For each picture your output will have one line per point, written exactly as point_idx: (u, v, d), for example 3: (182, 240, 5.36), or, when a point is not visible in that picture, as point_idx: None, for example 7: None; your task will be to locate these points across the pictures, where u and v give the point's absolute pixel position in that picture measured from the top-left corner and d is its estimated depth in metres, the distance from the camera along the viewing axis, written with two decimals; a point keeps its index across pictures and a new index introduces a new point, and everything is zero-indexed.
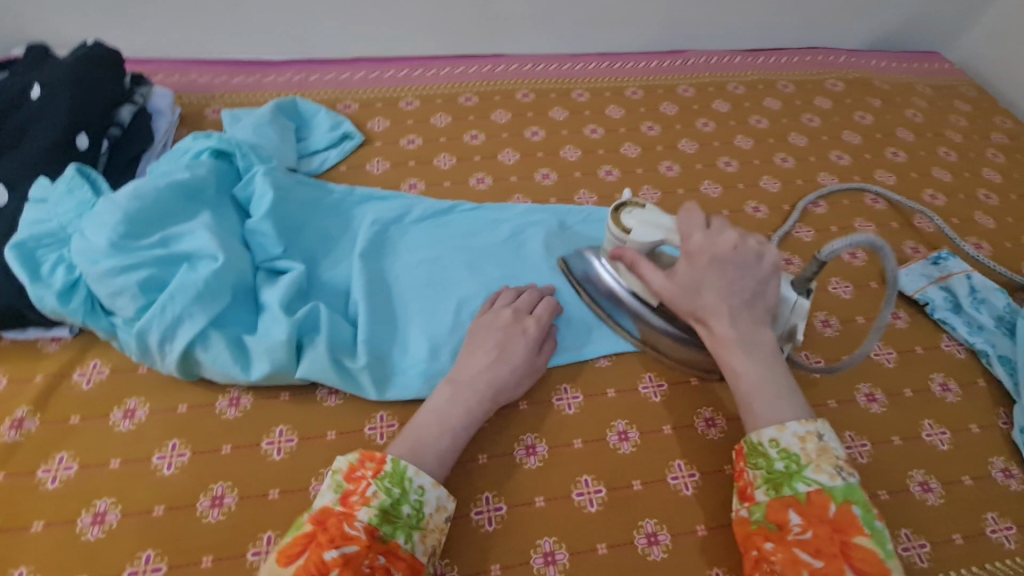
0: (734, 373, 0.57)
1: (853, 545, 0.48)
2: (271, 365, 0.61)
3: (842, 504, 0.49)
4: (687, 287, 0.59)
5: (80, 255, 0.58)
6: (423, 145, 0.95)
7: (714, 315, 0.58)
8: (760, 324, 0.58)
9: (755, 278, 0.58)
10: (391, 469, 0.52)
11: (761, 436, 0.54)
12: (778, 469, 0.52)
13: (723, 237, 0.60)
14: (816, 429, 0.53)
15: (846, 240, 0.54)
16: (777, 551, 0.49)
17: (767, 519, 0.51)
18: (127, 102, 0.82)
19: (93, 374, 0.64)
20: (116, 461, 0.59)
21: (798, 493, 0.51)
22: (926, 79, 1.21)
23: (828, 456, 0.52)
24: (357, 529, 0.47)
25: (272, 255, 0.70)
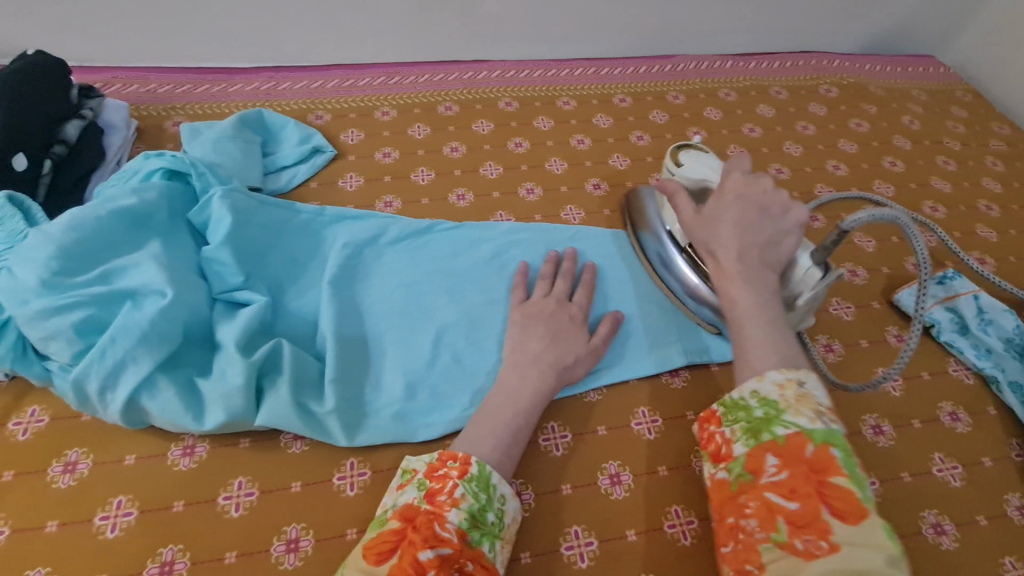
0: (730, 301, 0.54)
1: (830, 486, 0.42)
2: (227, 413, 0.55)
3: (821, 445, 0.44)
4: (708, 219, 0.58)
5: (7, 295, 0.52)
6: (400, 159, 0.89)
7: (725, 249, 0.55)
8: (768, 266, 0.55)
9: (777, 225, 0.56)
10: (477, 473, 0.51)
11: (741, 391, 0.50)
12: (757, 417, 0.48)
13: (760, 183, 0.58)
14: (797, 376, 0.49)
15: (870, 212, 0.54)
16: (752, 501, 0.45)
17: (745, 471, 0.47)
18: (75, 117, 0.75)
19: (31, 422, 0.58)
20: (53, 523, 0.53)
21: (778, 437, 0.46)
22: (921, 84, 1.18)
23: (809, 402, 0.47)
24: (450, 532, 0.47)
25: (231, 285, 0.64)
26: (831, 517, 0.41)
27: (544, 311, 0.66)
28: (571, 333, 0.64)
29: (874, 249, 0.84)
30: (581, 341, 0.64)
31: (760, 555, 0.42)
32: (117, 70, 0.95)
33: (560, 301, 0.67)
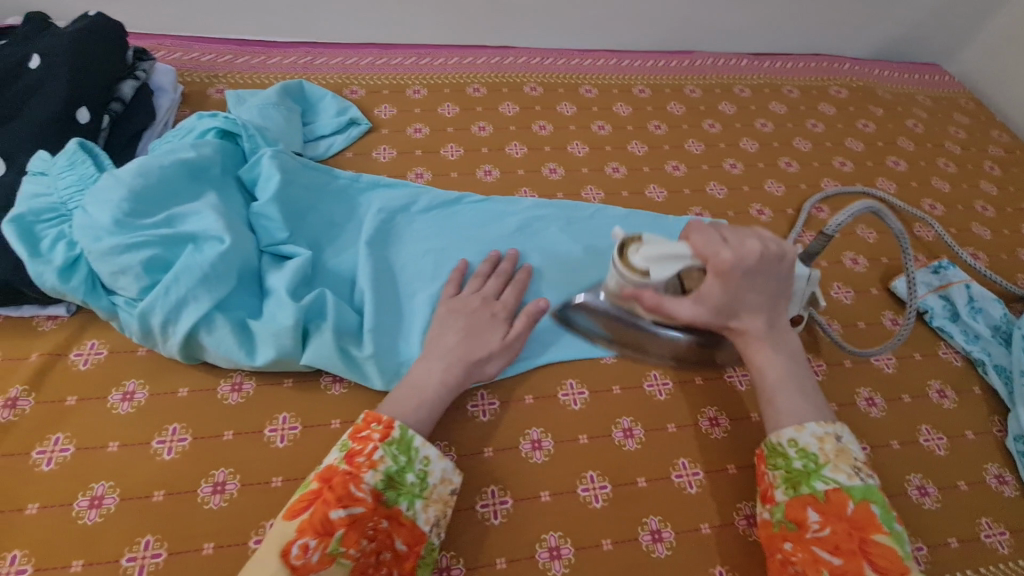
0: (760, 369, 0.58)
1: (872, 543, 0.49)
2: (277, 351, 0.60)
3: (861, 502, 0.51)
4: (722, 308, 0.57)
5: (82, 232, 0.56)
6: (430, 135, 0.94)
7: (745, 322, 0.58)
8: (783, 325, 0.59)
9: (776, 281, 0.58)
10: (398, 437, 0.54)
11: (780, 437, 0.55)
12: (796, 467, 0.54)
13: (748, 244, 0.57)
14: (833, 431, 0.55)
15: (848, 211, 0.61)
16: (797, 550, 0.51)
17: (787, 519, 0.53)
18: (130, 78, 0.79)
19: (91, 354, 0.62)
20: (115, 444, 0.57)
21: (816, 491, 0.52)
22: (927, 90, 1.23)
23: (847, 456, 0.54)
24: (365, 493, 0.50)
25: (277, 239, 0.68)
26: (873, 573, 0.48)
27: (464, 307, 0.65)
28: (486, 330, 0.63)
29: (875, 239, 0.89)
30: (492, 336, 0.63)
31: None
32: (162, 38, 0.99)
33: (484, 299, 0.66)
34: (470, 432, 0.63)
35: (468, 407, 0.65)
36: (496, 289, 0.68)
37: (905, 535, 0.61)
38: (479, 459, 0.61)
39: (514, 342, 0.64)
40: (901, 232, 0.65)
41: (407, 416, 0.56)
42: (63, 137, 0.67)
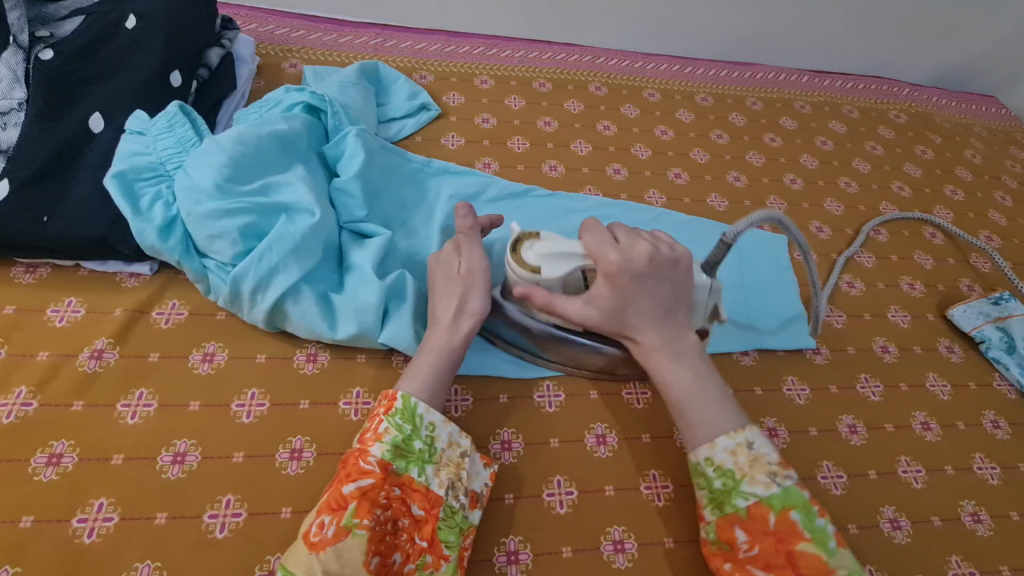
0: (666, 383, 0.56)
1: (798, 553, 0.49)
2: (358, 327, 0.61)
3: (781, 512, 0.50)
4: (612, 310, 0.57)
5: (183, 194, 0.58)
6: (498, 126, 0.94)
7: (641, 330, 0.57)
8: (682, 329, 0.58)
9: (672, 285, 0.57)
10: (402, 406, 0.54)
11: (697, 456, 0.54)
12: (717, 487, 0.53)
13: (637, 247, 0.57)
14: (745, 438, 0.53)
15: (748, 220, 0.52)
16: (734, 569, 0.52)
17: (720, 540, 0.53)
18: (216, 46, 0.80)
19: (173, 313, 0.64)
20: (196, 403, 0.58)
21: (739, 509, 0.51)
22: (985, 121, 1.22)
23: (761, 464, 0.52)
24: (372, 464, 0.50)
25: (356, 217, 0.69)
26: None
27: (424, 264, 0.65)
28: (443, 280, 0.62)
29: (932, 266, 0.90)
30: (452, 278, 0.62)
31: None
32: (238, 8, 0.99)
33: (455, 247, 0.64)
34: (536, 421, 0.64)
35: (536, 397, 0.66)
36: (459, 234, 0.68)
37: (957, 559, 0.62)
38: (545, 448, 0.62)
39: (473, 272, 0.61)
40: (806, 245, 0.58)
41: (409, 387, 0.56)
42: (158, 98, 0.68)
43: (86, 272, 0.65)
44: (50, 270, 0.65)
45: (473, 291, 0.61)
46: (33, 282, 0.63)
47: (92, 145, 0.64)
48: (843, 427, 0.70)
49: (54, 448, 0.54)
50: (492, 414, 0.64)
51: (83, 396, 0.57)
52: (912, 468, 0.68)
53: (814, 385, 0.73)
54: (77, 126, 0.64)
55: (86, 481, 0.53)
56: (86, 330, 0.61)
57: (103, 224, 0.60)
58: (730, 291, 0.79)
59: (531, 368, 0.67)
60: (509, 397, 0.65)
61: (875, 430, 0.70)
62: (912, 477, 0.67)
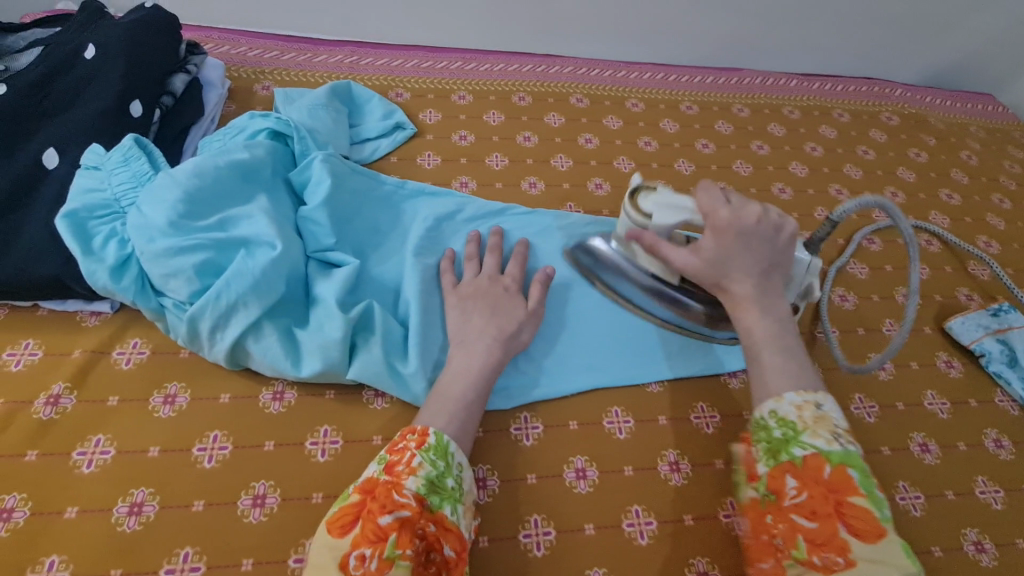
0: (747, 332, 0.54)
1: (849, 506, 0.44)
2: (323, 362, 0.58)
3: (838, 466, 0.46)
4: (713, 260, 0.56)
5: (136, 232, 0.56)
6: (475, 142, 0.92)
7: (737, 281, 0.55)
8: (777, 292, 0.56)
9: (775, 252, 0.56)
10: (435, 442, 0.52)
11: (761, 411, 0.50)
12: (776, 437, 0.49)
13: (749, 209, 0.56)
14: (815, 398, 0.50)
15: (857, 202, 0.57)
16: (777, 521, 0.47)
17: (769, 491, 0.48)
18: (181, 72, 0.78)
19: (134, 353, 0.61)
20: (155, 449, 0.56)
21: (796, 458, 0.47)
22: (981, 121, 1.19)
23: (826, 423, 0.48)
24: (408, 497, 0.47)
25: (324, 246, 0.67)
26: (849, 537, 0.43)
27: (476, 288, 0.66)
28: (507, 303, 0.65)
29: (928, 276, 0.86)
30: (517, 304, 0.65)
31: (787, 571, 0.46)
32: (210, 31, 0.98)
33: (491, 278, 0.68)
34: (513, 456, 0.61)
35: (513, 429, 0.63)
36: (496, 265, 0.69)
37: None
38: (523, 485, 0.60)
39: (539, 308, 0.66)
40: (912, 240, 0.58)
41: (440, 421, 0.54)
42: (115, 130, 0.67)
43: (45, 312, 0.63)
44: (7, 312, 0.63)
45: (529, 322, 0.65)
46: None
47: (48, 181, 0.63)
48: None
49: (4, 502, 0.52)
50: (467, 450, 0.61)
51: (36, 445, 0.55)
52: (911, 495, 0.65)
53: None
54: (31, 162, 0.63)
55: (36, 537, 0.50)
56: (42, 374, 0.59)
57: (56, 264, 0.58)
58: None
59: (510, 398, 0.64)
60: (485, 431, 0.62)
61: (871, 455, 0.67)
62: (911, 504, 0.64)
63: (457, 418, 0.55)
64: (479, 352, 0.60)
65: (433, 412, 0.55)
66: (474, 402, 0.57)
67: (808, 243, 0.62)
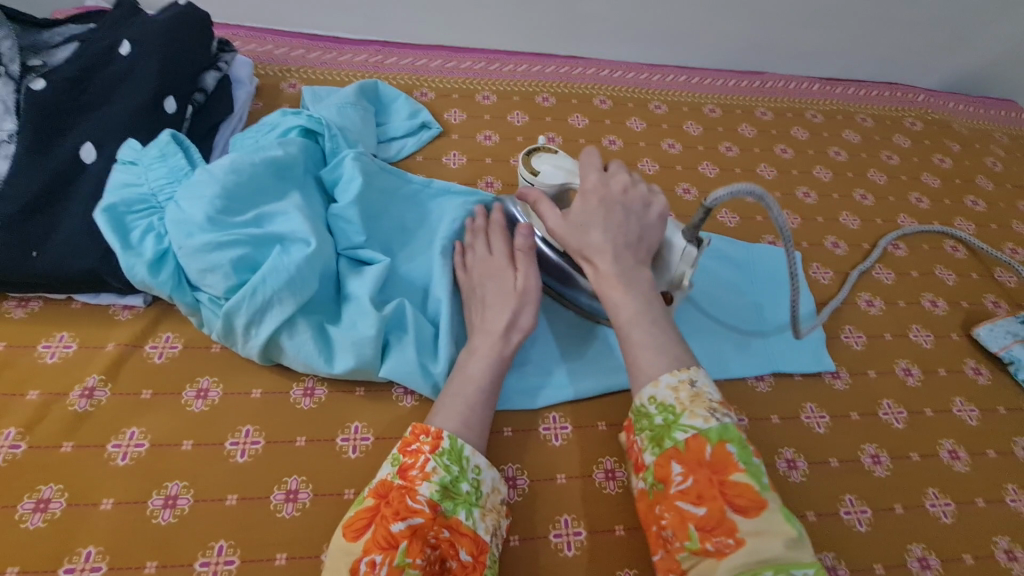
0: (612, 307, 0.54)
1: (731, 484, 0.44)
2: (356, 360, 0.59)
3: (717, 444, 0.45)
4: (577, 225, 0.56)
5: (174, 226, 0.57)
6: (500, 142, 0.92)
7: (599, 252, 0.55)
8: (641, 265, 0.56)
9: (640, 224, 0.57)
10: (449, 447, 0.51)
11: (642, 397, 0.50)
12: (658, 424, 0.48)
13: (612, 183, 0.59)
14: (688, 376, 0.49)
15: (729, 188, 0.53)
16: (665, 511, 0.46)
17: (656, 480, 0.47)
18: (212, 69, 0.79)
19: (166, 347, 0.62)
20: (188, 442, 0.56)
21: (678, 442, 0.47)
22: (1005, 127, 1.18)
23: (702, 400, 0.48)
24: (421, 503, 0.47)
25: (354, 243, 0.67)
26: (734, 514, 0.43)
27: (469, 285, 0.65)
28: (502, 294, 0.62)
29: (954, 282, 0.86)
30: (507, 292, 0.62)
31: (680, 563, 0.45)
32: (237, 28, 0.98)
33: (482, 259, 0.66)
34: (541, 456, 0.61)
35: (541, 429, 0.63)
36: (487, 247, 0.67)
37: None
38: (552, 486, 0.59)
39: (529, 290, 0.62)
40: (787, 229, 0.55)
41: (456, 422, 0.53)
42: (150, 126, 0.67)
43: (79, 305, 0.64)
44: (42, 304, 0.63)
45: (524, 309, 0.61)
46: (25, 316, 0.62)
47: (85, 176, 0.63)
48: (866, 457, 0.66)
49: (41, 492, 0.52)
50: (496, 449, 0.61)
51: (72, 437, 0.55)
52: (941, 502, 0.64)
53: (835, 413, 0.69)
54: (68, 157, 0.63)
55: (73, 529, 0.51)
56: (77, 367, 0.59)
57: (93, 258, 0.59)
58: (744, 314, 0.75)
59: (538, 398, 0.64)
60: (513, 430, 0.62)
61: (900, 460, 0.66)
62: (941, 511, 0.63)
63: (469, 418, 0.54)
64: (483, 349, 0.59)
65: (446, 413, 0.54)
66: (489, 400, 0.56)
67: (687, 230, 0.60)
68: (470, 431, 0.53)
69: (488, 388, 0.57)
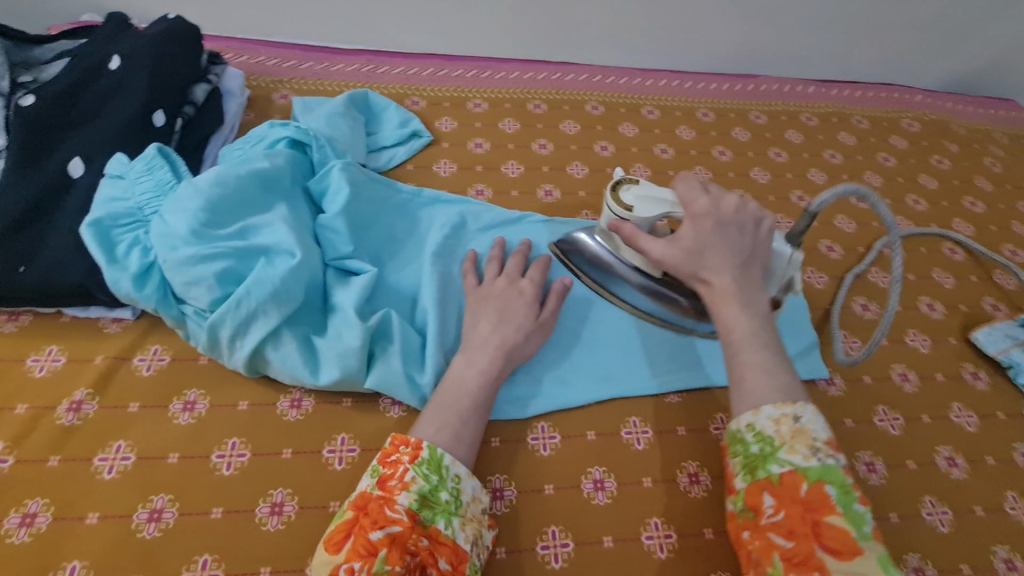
0: (726, 326, 0.54)
1: (825, 525, 0.44)
2: (341, 371, 0.58)
3: (814, 483, 0.46)
4: (692, 249, 0.56)
5: (159, 240, 0.57)
6: (491, 150, 0.92)
7: (715, 273, 0.55)
8: (756, 283, 0.56)
9: (753, 241, 0.57)
10: (428, 456, 0.51)
11: (739, 422, 0.51)
12: (753, 453, 0.50)
13: (727, 201, 0.58)
14: (792, 411, 0.50)
15: (836, 189, 0.55)
16: (753, 538, 0.47)
17: (746, 507, 0.49)
18: (203, 81, 0.79)
19: (154, 360, 0.62)
20: (174, 455, 0.56)
21: (772, 474, 0.48)
22: (1005, 127, 1.16)
23: (805, 437, 0.48)
24: (400, 513, 0.48)
25: (342, 254, 0.67)
26: (824, 555, 0.43)
27: (492, 291, 0.66)
28: (518, 313, 0.63)
29: (952, 285, 0.85)
30: (527, 315, 0.64)
31: None
32: (230, 41, 0.99)
33: (509, 280, 0.67)
34: (529, 467, 0.61)
35: (529, 439, 0.62)
36: (518, 268, 0.69)
37: None
38: (540, 496, 0.59)
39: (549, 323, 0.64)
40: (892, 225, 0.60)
41: (437, 435, 0.53)
42: (139, 140, 0.68)
43: (68, 318, 0.64)
44: (31, 318, 0.63)
45: (535, 335, 0.63)
46: (15, 330, 0.62)
47: (73, 191, 0.64)
48: (861, 465, 0.65)
49: (27, 507, 0.52)
50: (484, 460, 0.61)
51: (59, 451, 0.55)
52: (938, 510, 0.63)
53: (830, 420, 0.68)
54: (57, 172, 0.64)
55: (58, 543, 0.51)
56: (65, 381, 0.60)
57: (81, 273, 0.59)
58: None
59: (526, 408, 0.64)
60: (501, 440, 0.62)
61: (896, 468, 0.65)
62: (938, 520, 0.62)
63: (461, 431, 0.54)
64: (480, 361, 0.59)
65: (438, 426, 0.54)
66: (478, 408, 0.56)
67: (790, 236, 0.59)
68: (454, 445, 0.53)
69: (475, 400, 0.56)
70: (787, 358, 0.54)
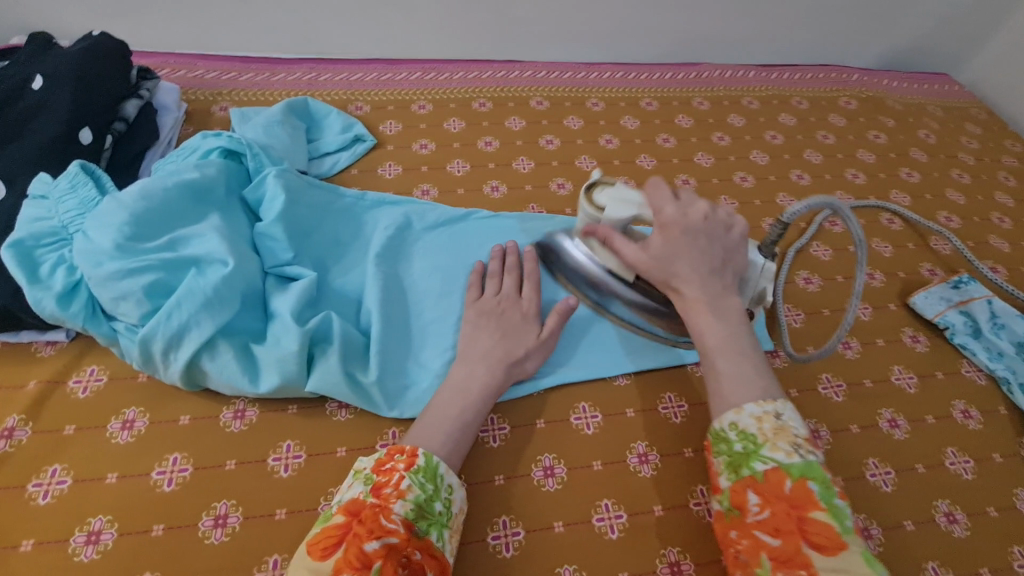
0: (700, 334, 0.54)
1: (811, 522, 0.43)
2: (281, 377, 0.58)
3: (799, 480, 0.45)
4: (660, 258, 0.56)
5: (83, 256, 0.56)
6: (436, 150, 0.92)
7: (685, 280, 0.55)
8: (727, 290, 0.55)
9: (725, 247, 0.57)
10: (423, 465, 0.51)
11: (722, 421, 0.50)
12: (737, 451, 0.49)
13: (695, 207, 0.58)
14: (773, 408, 0.49)
15: (806, 202, 0.56)
16: (740, 537, 0.46)
17: (733, 506, 0.47)
18: (133, 97, 0.78)
19: (90, 381, 0.61)
20: (113, 475, 0.55)
21: (757, 472, 0.47)
22: (938, 100, 1.20)
23: (786, 434, 0.48)
24: (397, 523, 0.45)
25: (282, 260, 0.66)
26: (810, 550, 0.42)
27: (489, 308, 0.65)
28: (510, 331, 0.63)
29: (891, 254, 0.87)
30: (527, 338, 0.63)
31: None
32: (166, 56, 0.98)
33: (509, 299, 0.66)
34: (479, 459, 0.61)
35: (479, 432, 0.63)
36: (516, 287, 0.68)
37: (934, 566, 0.58)
38: (490, 487, 0.59)
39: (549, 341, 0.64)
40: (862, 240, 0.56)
41: None
42: (64, 160, 0.67)
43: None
44: None
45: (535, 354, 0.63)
46: None
47: None
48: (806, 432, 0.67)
49: None
50: None
51: None
52: (881, 470, 0.65)
53: None
54: None
55: None
56: None
57: (4, 296, 0.58)
58: None
59: None
60: None
61: (840, 433, 0.67)
62: (881, 480, 0.64)
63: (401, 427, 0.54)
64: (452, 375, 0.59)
65: None
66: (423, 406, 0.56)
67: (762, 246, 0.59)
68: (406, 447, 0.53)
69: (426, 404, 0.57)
70: (768, 365, 0.53)
